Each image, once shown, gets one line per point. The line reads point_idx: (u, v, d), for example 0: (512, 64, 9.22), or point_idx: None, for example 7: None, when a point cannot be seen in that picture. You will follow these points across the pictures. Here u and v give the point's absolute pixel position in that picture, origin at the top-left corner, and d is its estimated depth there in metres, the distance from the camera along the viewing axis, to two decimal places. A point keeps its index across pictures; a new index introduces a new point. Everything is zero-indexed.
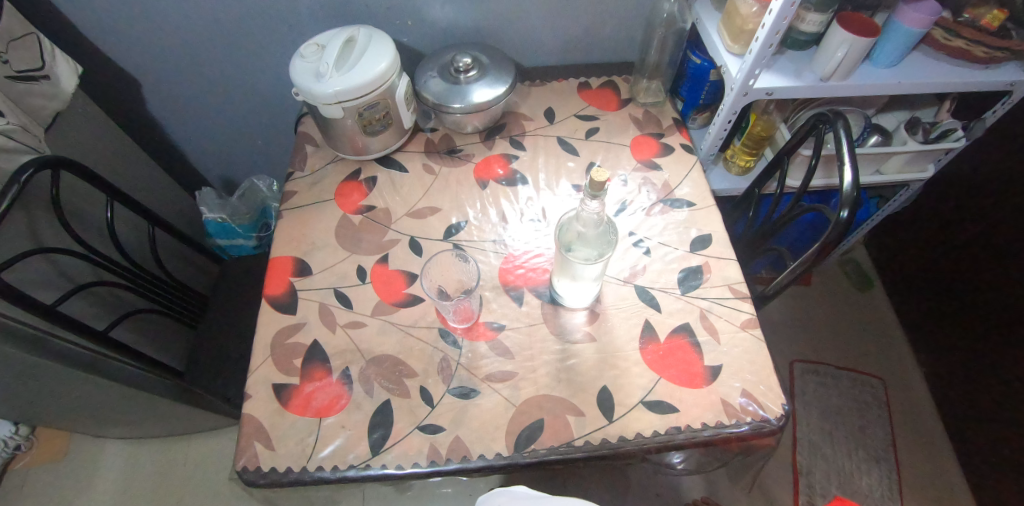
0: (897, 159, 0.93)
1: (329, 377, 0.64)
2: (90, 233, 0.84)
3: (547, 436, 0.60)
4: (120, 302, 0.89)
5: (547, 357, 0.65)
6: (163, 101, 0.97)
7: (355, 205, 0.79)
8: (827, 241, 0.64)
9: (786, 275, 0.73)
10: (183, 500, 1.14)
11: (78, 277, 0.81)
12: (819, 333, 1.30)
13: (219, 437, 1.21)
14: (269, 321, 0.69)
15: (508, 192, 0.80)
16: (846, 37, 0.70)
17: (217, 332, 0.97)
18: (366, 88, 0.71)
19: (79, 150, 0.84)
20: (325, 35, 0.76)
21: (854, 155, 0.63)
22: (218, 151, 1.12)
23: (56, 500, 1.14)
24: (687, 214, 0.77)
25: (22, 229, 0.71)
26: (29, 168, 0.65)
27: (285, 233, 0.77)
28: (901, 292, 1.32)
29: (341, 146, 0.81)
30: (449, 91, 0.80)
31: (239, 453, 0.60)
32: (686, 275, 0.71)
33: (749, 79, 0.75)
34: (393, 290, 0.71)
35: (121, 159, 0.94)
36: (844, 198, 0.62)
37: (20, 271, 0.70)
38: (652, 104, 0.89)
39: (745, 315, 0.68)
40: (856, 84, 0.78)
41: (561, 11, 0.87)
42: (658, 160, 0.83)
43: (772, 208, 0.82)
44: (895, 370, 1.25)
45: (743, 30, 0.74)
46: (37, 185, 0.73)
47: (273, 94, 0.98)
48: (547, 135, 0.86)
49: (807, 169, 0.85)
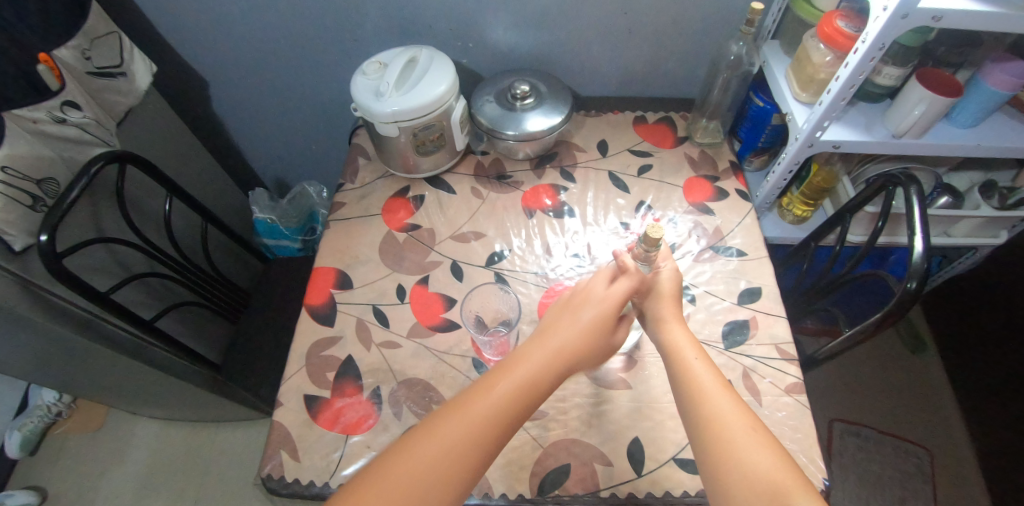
0: (966, 222, 0.86)
1: (359, 395, 0.65)
2: (148, 224, 0.87)
3: (572, 483, 0.58)
4: (169, 293, 0.92)
5: (579, 400, 0.64)
6: (227, 103, 1.00)
7: (401, 222, 0.80)
8: (888, 314, 0.61)
9: (841, 342, 0.68)
10: (204, 487, 1.17)
11: (133, 266, 0.84)
12: (862, 392, 1.23)
13: (245, 428, 1.23)
14: (307, 331, 0.70)
15: (554, 223, 0.79)
16: (924, 95, 0.67)
17: (255, 329, 1.00)
18: (423, 110, 0.71)
19: (145, 143, 0.88)
20: (388, 53, 0.78)
21: (928, 223, 0.59)
22: (273, 153, 1.15)
23: (87, 472, 1.19)
24: (736, 264, 0.74)
25: (87, 219, 0.74)
26: (99, 162, 0.69)
27: (330, 245, 0.78)
28: (958, 360, 1.23)
29: (393, 162, 0.82)
30: (503, 117, 0.79)
31: (265, 460, 0.61)
32: (731, 328, 0.69)
33: (816, 131, 0.71)
34: (431, 313, 0.71)
35: (182, 154, 0.98)
36: (912, 269, 0.58)
37: (81, 258, 0.73)
38: (708, 144, 0.87)
39: (792, 378, 0.64)
40: (930, 144, 0.73)
41: (624, 44, 0.86)
42: (711, 204, 0.80)
43: (829, 264, 0.77)
44: (943, 442, 1.17)
45: (814, 79, 0.71)
46: (105, 177, 0.76)
47: (331, 103, 1.00)
48: (599, 168, 0.85)
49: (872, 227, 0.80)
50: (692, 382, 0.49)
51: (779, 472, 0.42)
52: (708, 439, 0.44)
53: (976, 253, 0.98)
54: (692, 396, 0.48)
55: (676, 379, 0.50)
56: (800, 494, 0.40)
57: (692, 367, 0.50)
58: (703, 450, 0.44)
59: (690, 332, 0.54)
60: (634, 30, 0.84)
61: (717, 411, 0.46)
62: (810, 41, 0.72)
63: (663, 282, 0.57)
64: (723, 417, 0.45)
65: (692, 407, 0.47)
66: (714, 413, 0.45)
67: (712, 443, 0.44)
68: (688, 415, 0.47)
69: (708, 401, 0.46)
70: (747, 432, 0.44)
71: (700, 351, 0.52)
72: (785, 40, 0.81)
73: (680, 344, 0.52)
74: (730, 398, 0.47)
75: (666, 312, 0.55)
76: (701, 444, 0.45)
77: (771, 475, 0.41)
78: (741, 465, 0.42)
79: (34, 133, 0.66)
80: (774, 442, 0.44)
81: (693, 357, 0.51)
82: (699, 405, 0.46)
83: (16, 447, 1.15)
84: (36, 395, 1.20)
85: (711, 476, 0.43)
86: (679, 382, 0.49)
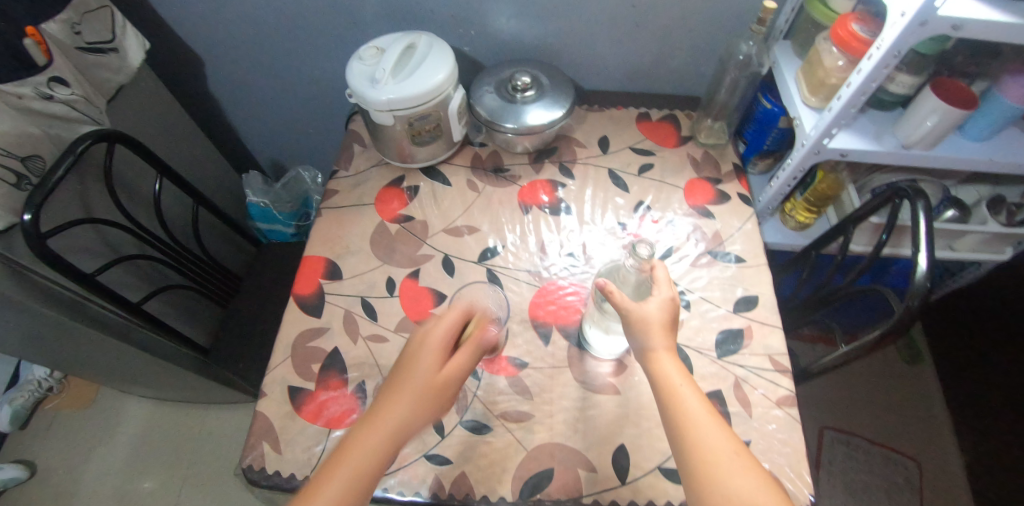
0: (972, 237, 0.83)
1: (344, 388, 0.64)
2: (138, 205, 0.86)
3: (555, 488, 0.58)
4: (158, 276, 0.90)
5: (566, 403, 0.63)
6: (223, 83, 0.98)
7: (394, 213, 0.78)
8: (887, 331, 0.59)
9: (835, 356, 0.66)
10: (191, 468, 1.17)
11: (122, 247, 0.82)
12: (854, 401, 1.23)
13: (234, 411, 1.23)
14: (294, 321, 0.69)
15: (550, 220, 0.77)
16: (937, 106, 0.64)
17: (244, 314, 0.99)
18: (420, 99, 0.69)
19: (135, 123, 0.86)
20: (386, 39, 0.75)
21: (933, 238, 0.57)
22: (269, 135, 1.13)
23: (76, 448, 1.19)
24: (734, 271, 0.73)
25: (75, 199, 0.72)
26: (86, 140, 0.67)
27: (321, 233, 0.77)
28: (955, 373, 1.22)
29: (388, 150, 0.80)
30: (502, 109, 0.77)
31: (246, 451, 0.61)
32: (725, 337, 0.67)
33: (824, 138, 0.69)
34: (420, 308, 0.70)
35: (177, 134, 0.96)
36: (914, 289, 0.56)
37: (68, 239, 0.72)
38: (712, 145, 0.84)
39: (784, 391, 0.63)
40: (941, 157, 0.70)
41: (630, 37, 0.83)
42: (712, 207, 0.79)
43: (830, 274, 0.75)
44: (933, 455, 1.16)
45: (824, 83, 0.69)
46: (94, 156, 0.74)
47: (327, 86, 0.97)
48: (599, 164, 0.83)
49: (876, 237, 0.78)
50: (681, 408, 0.47)
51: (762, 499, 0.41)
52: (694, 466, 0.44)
53: (979, 268, 0.95)
54: (679, 421, 0.46)
55: (664, 404, 0.48)
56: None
57: (679, 394, 0.48)
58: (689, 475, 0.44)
59: (677, 358, 0.51)
60: (641, 24, 0.81)
61: (704, 438, 0.45)
62: (823, 44, 0.69)
63: (650, 312, 0.53)
64: (710, 444, 0.44)
65: (679, 433, 0.46)
66: (701, 440, 0.45)
67: (699, 471, 0.44)
68: (674, 439, 0.46)
69: (694, 429, 0.45)
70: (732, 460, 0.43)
71: (688, 377, 0.50)
72: (798, 41, 0.79)
73: (666, 370, 0.50)
74: (715, 423, 0.46)
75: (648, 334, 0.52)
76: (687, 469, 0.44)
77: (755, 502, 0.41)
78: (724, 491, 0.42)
79: (19, 109, 0.63)
80: (759, 466, 0.43)
81: (680, 383, 0.49)
82: (685, 431, 0.46)
83: (6, 420, 1.16)
84: (28, 369, 1.20)
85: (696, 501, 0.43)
86: (666, 406, 0.48)
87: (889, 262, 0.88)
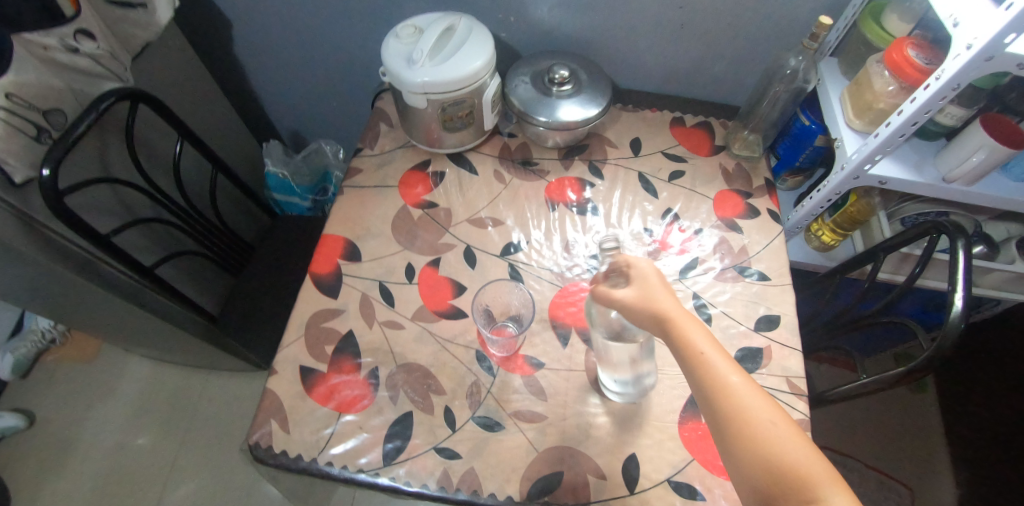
0: (996, 275, 0.81)
1: (357, 373, 0.63)
2: (156, 167, 0.84)
3: (563, 492, 0.57)
4: (172, 240, 0.89)
5: (580, 408, 0.62)
6: (248, 48, 0.95)
7: (418, 198, 0.77)
8: (913, 368, 0.59)
9: (855, 385, 0.67)
10: (188, 431, 1.17)
11: (137, 208, 0.81)
12: (852, 423, 1.23)
13: (234, 379, 1.22)
14: (309, 300, 0.68)
15: (576, 220, 0.76)
16: (985, 142, 0.62)
17: (255, 285, 0.98)
18: (456, 84, 0.67)
19: (158, 82, 0.83)
20: (424, 18, 0.73)
21: (970, 275, 0.56)
22: (290, 105, 1.10)
23: (73, 403, 1.19)
24: (758, 289, 0.72)
25: (93, 156, 0.70)
26: (110, 98, 0.65)
27: (342, 212, 0.75)
28: (954, 405, 1.22)
29: (415, 133, 0.78)
30: (536, 102, 0.75)
31: (254, 428, 0.60)
32: (744, 355, 0.66)
33: (866, 164, 0.68)
34: (438, 298, 0.69)
35: (199, 96, 0.93)
36: (946, 328, 0.55)
37: (85, 197, 0.70)
38: (746, 157, 0.82)
39: (798, 415, 0.62)
40: (982, 194, 0.69)
41: (674, 39, 0.81)
42: (740, 221, 0.77)
43: (858, 300, 0.75)
44: (925, 483, 1.17)
45: (872, 107, 0.67)
46: (115, 113, 0.72)
47: (355, 60, 0.95)
48: (629, 167, 0.81)
49: (911, 269, 0.78)
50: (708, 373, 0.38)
51: (815, 466, 0.34)
52: (733, 435, 0.36)
53: (998, 305, 0.94)
54: (713, 395, 0.37)
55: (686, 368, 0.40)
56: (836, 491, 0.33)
57: (708, 362, 0.38)
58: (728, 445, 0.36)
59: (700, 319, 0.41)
60: (687, 26, 0.78)
61: (742, 408, 0.36)
62: (874, 66, 0.67)
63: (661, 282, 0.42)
64: (748, 410, 0.36)
65: (710, 401, 0.38)
66: (740, 414, 0.36)
67: (739, 441, 0.36)
68: (705, 407, 0.38)
69: (731, 404, 0.36)
70: (773, 426, 0.35)
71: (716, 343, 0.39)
72: (845, 59, 0.77)
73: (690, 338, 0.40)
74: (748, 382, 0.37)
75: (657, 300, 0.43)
76: (725, 440, 0.37)
77: (804, 467, 0.34)
78: (769, 461, 0.34)
79: (43, 60, 0.61)
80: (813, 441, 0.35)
81: (706, 351, 0.39)
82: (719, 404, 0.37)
83: (7, 368, 1.15)
84: (32, 320, 1.20)
85: (740, 473, 0.36)
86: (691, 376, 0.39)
87: (923, 296, 0.87)
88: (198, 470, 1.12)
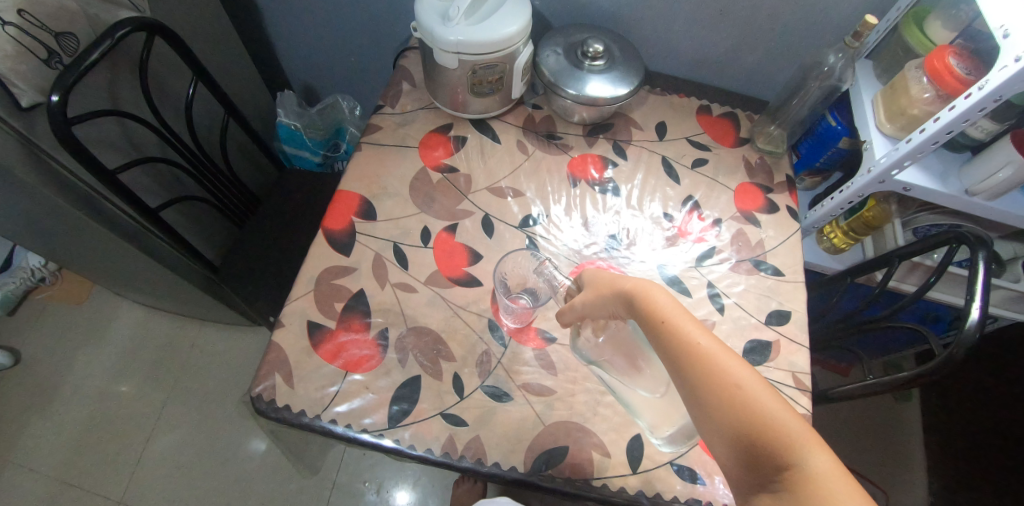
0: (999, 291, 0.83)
1: (365, 332, 0.62)
2: (166, 107, 0.80)
3: (567, 466, 0.57)
4: (177, 184, 0.86)
5: (590, 385, 0.62)
6: None
7: (438, 161, 0.75)
8: (920, 372, 0.60)
9: (858, 384, 0.68)
10: (175, 382, 1.15)
11: (144, 146, 0.77)
12: (835, 426, 1.26)
13: (227, 334, 1.20)
14: (321, 254, 0.66)
15: (597, 198, 0.75)
16: (1013, 157, 0.63)
17: (257, 239, 0.95)
18: (490, 48, 0.65)
19: (174, 17, 0.79)
20: None
21: (988, 288, 0.57)
22: (305, 56, 1.06)
23: (58, 345, 1.15)
24: (772, 283, 0.71)
25: (102, 88, 0.67)
26: (126, 27, 0.62)
27: (358, 168, 0.73)
28: (935, 416, 1.25)
29: (440, 95, 0.76)
30: (568, 74, 0.73)
31: (256, 380, 0.58)
32: (753, 347, 0.66)
33: (893, 169, 0.67)
34: (453, 264, 0.67)
35: (214, 38, 0.89)
36: (961, 337, 0.56)
37: (91, 129, 0.66)
38: (770, 152, 0.82)
39: (801, 410, 0.62)
40: (1003, 210, 0.69)
41: (712, 25, 0.79)
42: (759, 215, 0.77)
43: (867, 302, 0.76)
44: (899, 490, 1.21)
45: (905, 112, 0.67)
46: (129, 45, 0.68)
47: (380, 16, 0.91)
48: (653, 150, 0.80)
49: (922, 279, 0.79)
50: (675, 338, 0.37)
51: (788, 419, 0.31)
52: (705, 395, 0.34)
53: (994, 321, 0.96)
54: (682, 357, 0.36)
55: (656, 338, 0.38)
56: (810, 446, 0.30)
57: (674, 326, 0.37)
58: (699, 412, 0.34)
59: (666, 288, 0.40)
60: (727, 13, 0.77)
61: (712, 366, 0.34)
62: (911, 72, 0.67)
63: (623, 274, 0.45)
64: (717, 373, 0.34)
65: (682, 368, 0.36)
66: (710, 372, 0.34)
67: (709, 407, 0.33)
68: (678, 374, 0.36)
69: (699, 362, 0.35)
70: (741, 388, 0.33)
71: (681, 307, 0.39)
72: (881, 63, 0.76)
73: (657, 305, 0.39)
74: (718, 344, 0.35)
75: (628, 284, 0.44)
76: (697, 406, 0.34)
77: (778, 425, 0.31)
78: (741, 423, 0.32)
79: None
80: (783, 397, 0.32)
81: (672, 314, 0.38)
82: (689, 364, 0.35)
83: None
84: (22, 256, 1.16)
85: (715, 437, 0.33)
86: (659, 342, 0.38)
87: (925, 308, 0.90)
88: (183, 422, 1.11)
